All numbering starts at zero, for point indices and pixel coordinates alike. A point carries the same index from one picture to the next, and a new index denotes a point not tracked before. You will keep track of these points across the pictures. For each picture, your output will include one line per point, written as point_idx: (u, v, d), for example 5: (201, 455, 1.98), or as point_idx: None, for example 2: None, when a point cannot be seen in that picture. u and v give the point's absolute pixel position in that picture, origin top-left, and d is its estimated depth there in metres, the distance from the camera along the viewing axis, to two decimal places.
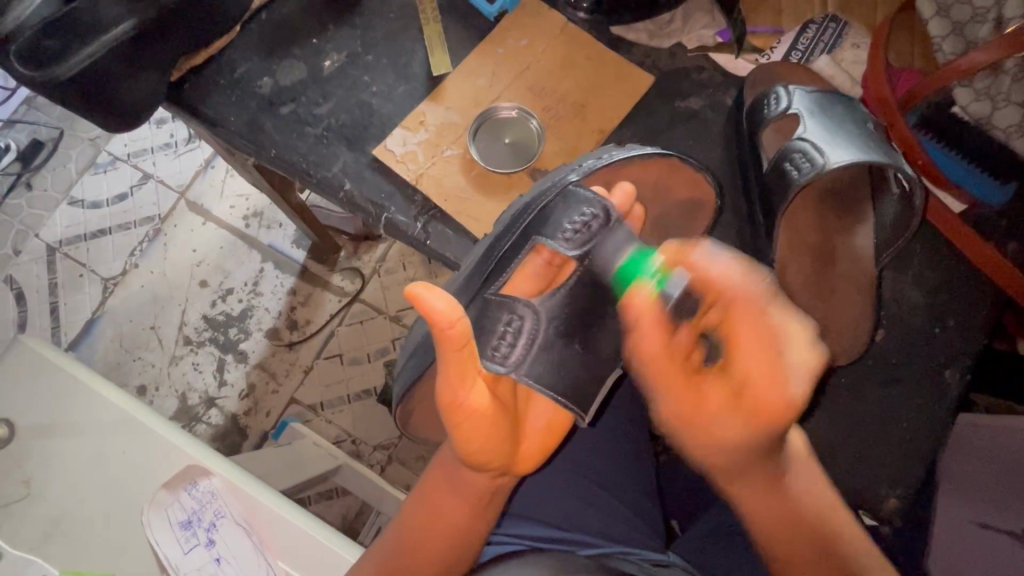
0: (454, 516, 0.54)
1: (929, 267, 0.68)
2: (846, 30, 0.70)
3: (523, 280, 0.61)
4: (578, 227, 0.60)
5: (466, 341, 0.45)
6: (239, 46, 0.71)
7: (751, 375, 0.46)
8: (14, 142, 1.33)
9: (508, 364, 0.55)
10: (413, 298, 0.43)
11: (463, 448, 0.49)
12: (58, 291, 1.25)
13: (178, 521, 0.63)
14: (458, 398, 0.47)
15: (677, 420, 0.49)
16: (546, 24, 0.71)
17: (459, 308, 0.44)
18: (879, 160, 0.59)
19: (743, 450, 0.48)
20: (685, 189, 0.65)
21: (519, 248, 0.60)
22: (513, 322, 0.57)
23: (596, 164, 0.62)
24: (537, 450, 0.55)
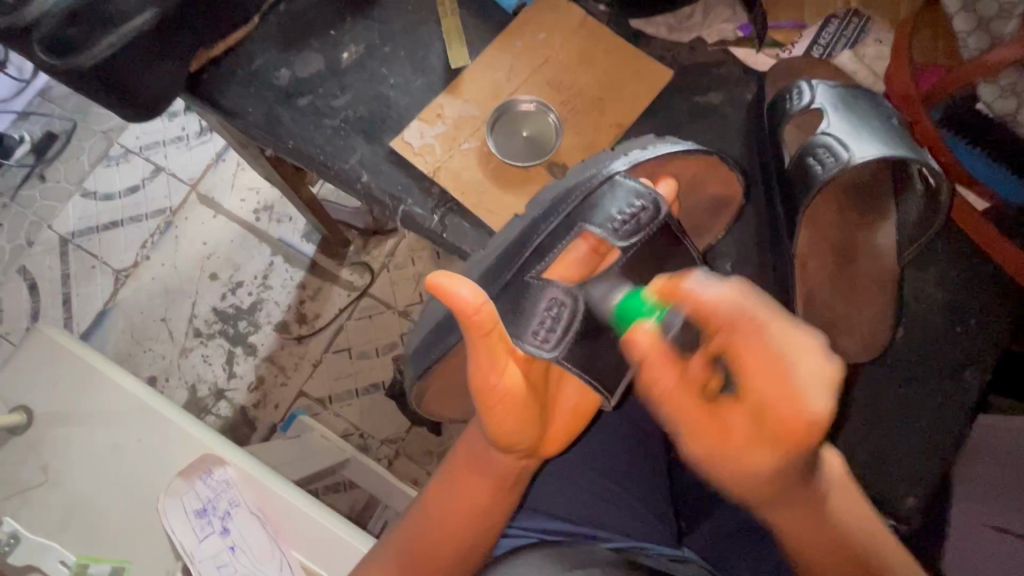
0: (478, 499, 0.55)
1: (950, 266, 0.67)
2: (868, 25, 0.70)
3: (566, 266, 0.59)
4: (626, 218, 0.59)
5: (494, 327, 0.46)
6: (257, 37, 0.71)
7: (768, 401, 0.42)
8: (29, 134, 1.34)
9: (549, 349, 0.55)
10: (436, 287, 0.43)
11: (492, 429, 0.50)
12: (71, 282, 1.26)
13: (193, 509, 0.61)
14: (489, 382, 0.48)
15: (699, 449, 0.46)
16: (565, 18, 0.71)
17: (485, 295, 0.45)
18: (906, 156, 0.58)
19: (774, 476, 0.44)
20: (718, 186, 0.65)
21: (563, 232, 0.59)
22: (554, 306, 0.56)
23: (643, 155, 0.61)
24: (564, 432, 0.57)
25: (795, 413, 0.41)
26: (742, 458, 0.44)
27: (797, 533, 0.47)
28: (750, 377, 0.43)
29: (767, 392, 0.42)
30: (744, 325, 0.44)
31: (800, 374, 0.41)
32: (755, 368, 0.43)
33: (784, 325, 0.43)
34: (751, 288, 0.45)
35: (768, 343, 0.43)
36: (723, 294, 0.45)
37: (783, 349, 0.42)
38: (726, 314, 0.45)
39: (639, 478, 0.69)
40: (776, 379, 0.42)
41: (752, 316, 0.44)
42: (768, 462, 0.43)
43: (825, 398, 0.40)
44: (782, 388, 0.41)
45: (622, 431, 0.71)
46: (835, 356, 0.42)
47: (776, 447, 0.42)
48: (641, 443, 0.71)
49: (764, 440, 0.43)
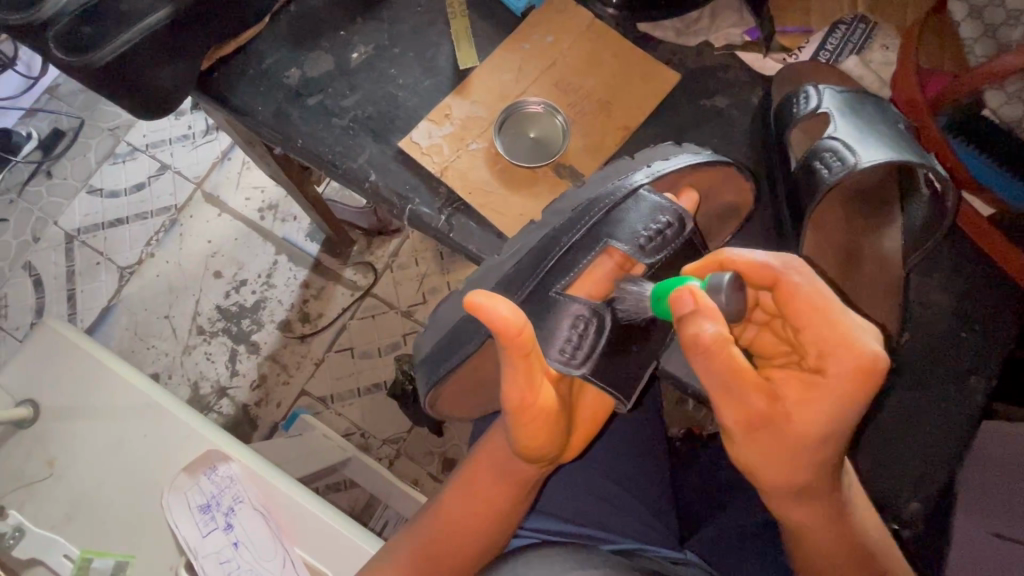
0: (499, 502, 0.55)
1: (955, 272, 0.67)
2: (875, 31, 0.70)
3: (591, 280, 0.59)
4: (651, 234, 0.59)
5: (530, 346, 0.45)
6: (267, 37, 0.72)
7: (825, 353, 0.41)
8: (36, 131, 1.35)
9: (575, 367, 0.55)
10: (474, 309, 0.43)
11: (522, 442, 0.50)
12: (76, 279, 1.27)
13: (197, 505, 0.63)
14: (520, 394, 0.47)
15: (752, 418, 0.43)
16: (572, 20, 0.71)
17: (523, 313, 0.44)
18: (912, 161, 0.59)
19: (827, 436, 0.42)
20: (732, 194, 0.64)
21: (587, 247, 0.60)
22: (579, 324, 0.57)
23: (664, 167, 0.61)
24: (583, 442, 0.57)
25: (849, 359, 0.40)
26: (795, 418, 0.42)
27: (816, 523, 0.47)
28: (807, 329, 0.42)
29: (826, 343, 0.41)
30: (799, 280, 0.43)
31: (851, 322, 0.41)
32: (809, 321, 0.42)
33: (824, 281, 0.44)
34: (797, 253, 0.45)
35: (819, 293, 0.42)
36: (773, 256, 0.44)
37: (831, 308, 0.42)
38: (779, 273, 0.43)
39: (642, 480, 0.69)
40: (833, 335, 0.41)
41: (806, 272, 0.43)
42: (824, 421, 0.41)
43: (878, 344, 0.40)
44: (835, 339, 0.41)
45: (624, 432, 0.71)
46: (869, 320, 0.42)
47: (837, 400, 0.41)
48: (644, 444, 0.71)
49: (821, 395, 0.41)
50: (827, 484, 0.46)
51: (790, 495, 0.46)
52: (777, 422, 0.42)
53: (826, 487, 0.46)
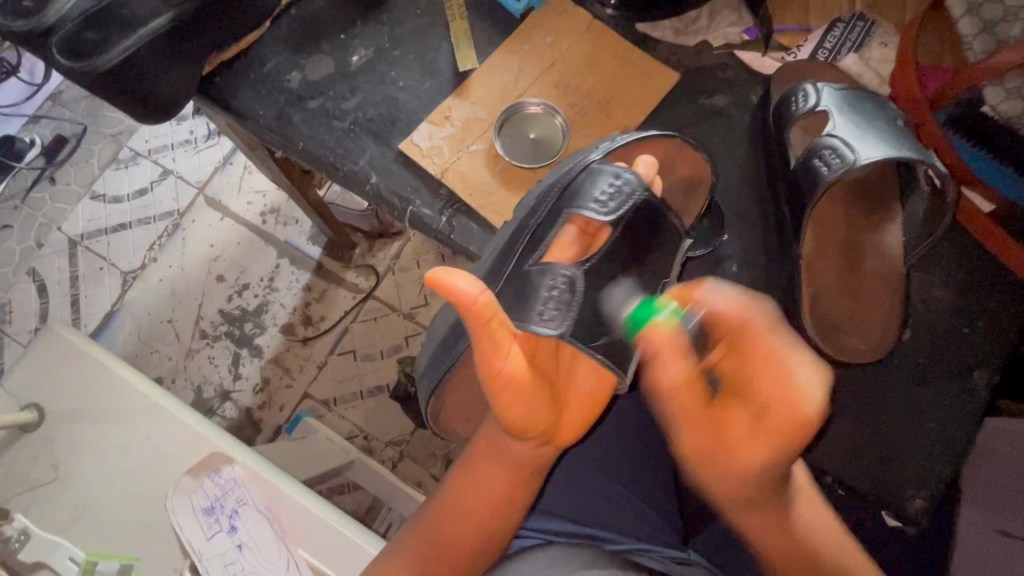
0: (496, 490, 0.55)
1: (956, 268, 0.67)
2: (873, 29, 0.70)
3: (561, 249, 0.61)
4: (610, 196, 0.60)
5: (496, 318, 0.46)
6: (268, 40, 0.72)
7: (768, 402, 0.46)
8: (40, 137, 1.36)
9: (554, 326, 0.55)
10: (434, 282, 0.44)
11: (503, 417, 0.50)
12: (79, 284, 1.27)
13: (201, 508, 0.63)
14: (496, 368, 0.48)
15: (702, 448, 0.49)
16: (571, 21, 0.71)
17: (483, 286, 0.45)
18: (911, 158, 0.59)
19: (768, 474, 0.47)
20: (688, 168, 0.65)
21: (552, 221, 0.61)
22: (558, 286, 0.57)
23: (613, 145, 0.62)
24: (579, 417, 0.57)
25: (785, 410, 0.45)
26: (739, 456, 0.47)
27: (770, 542, 0.50)
28: (760, 379, 0.47)
29: (768, 392, 0.46)
30: (758, 329, 0.48)
31: (792, 378, 0.45)
32: (760, 371, 0.47)
33: (791, 336, 0.48)
34: (764, 301, 0.50)
35: (767, 346, 0.47)
36: (735, 304, 0.50)
37: (783, 363, 0.46)
38: (740, 315, 0.49)
39: (645, 480, 0.69)
40: (778, 384, 0.46)
41: (765, 313, 0.49)
42: (763, 463, 0.46)
43: (818, 401, 0.44)
44: (781, 394, 0.45)
45: (626, 431, 0.71)
46: (827, 367, 0.46)
47: (772, 447, 0.46)
48: (646, 443, 0.72)
49: (764, 439, 0.46)
50: (776, 503, 0.49)
51: (742, 505, 0.49)
52: (723, 457, 0.48)
53: (774, 506, 0.49)
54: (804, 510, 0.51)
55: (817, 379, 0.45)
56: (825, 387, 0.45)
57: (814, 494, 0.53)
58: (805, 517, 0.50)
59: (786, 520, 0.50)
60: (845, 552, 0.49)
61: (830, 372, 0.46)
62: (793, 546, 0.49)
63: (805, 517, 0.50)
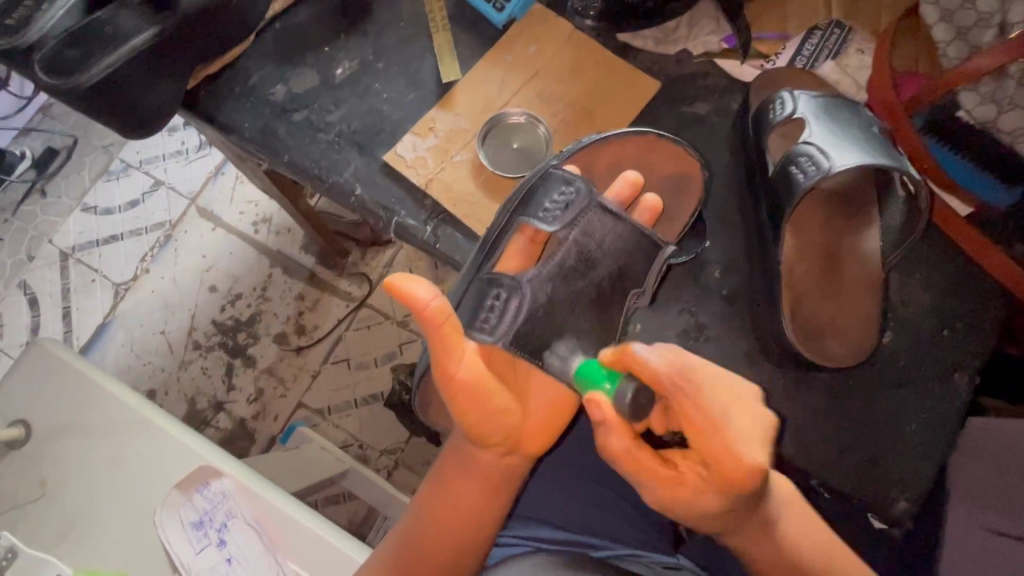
0: (470, 499, 0.55)
1: (935, 270, 0.68)
2: (850, 37, 0.71)
3: (509, 259, 0.62)
4: (559, 205, 0.61)
5: (449, 324, 0.47)
6: (253, 54, 0.73)
7: (716, 457, 0.46)
8: (30, 150, 1.36)
9: (493, 336, 0.56)
10: (392, 289, 0.44)
11: (463, 422, 0.51)
12: (71, 297, 1.27)
13: (189, 521, 0.64)
14: (450, 372, 0.49)
15: (663, 502, 0.48)
16: (553, 32, 0.72)
17: (439, 292, 0.46)
18: (886, 164, 0.60)
19: (727, 510, 0.47)
20: (669, 163, 0.67)
21: (504, 228, 0.62)
22: (502, 296, 0.58)
23: (574, 148, 0.64)
24: (543, 427, 0.58)
25: (734, 460, 0.45)
26: (694, 501, 0.47)
27: (765, 557, 0.51)
28: (705, 439, 0.46)
29: (711, 448, 0.46)
30: (700, 392, 0.47)
31: (728, 429, 0.46)
32: (703, 432, 0.46)
33: (727, 383, 0.49)
34: (686, 354, 0.49)
35: (704, 399, 0.47)
36: (665, 362, 0.47)
37: (717, 423, 0.46)
38: (671, 379, 0.47)
39: (635, 486, 0.69)
40: (722, 442, 0.46)
41: (693, 380, 0.47)
42: (716, 506, 0.47)
43: (757, 451, 0.46)
44: (722, 442, 0.46)
45: None
46: (766, 407, 0.50)
47: (720, 492, 0.46)
48: None
49: (711, 486, 0.46)
50: (754, 514, 0.50)
51: (719, 530, 0.51)
52: (678, 509, 0.48)
53: (752, 522, 0.50)
54: (790, 526, 0.51)
55: (758, 424, 0.48)
56: (763, 427, 0.48)
57: (805, 506, 0.53)
58: (788, 532, 0.51)
59: (768, 526, 0.51)
60: (826, 561, 0.50)
61: (774, 418, 0.49)
62: (785, 557, 0.50)
63: (789, 530, 0.51)
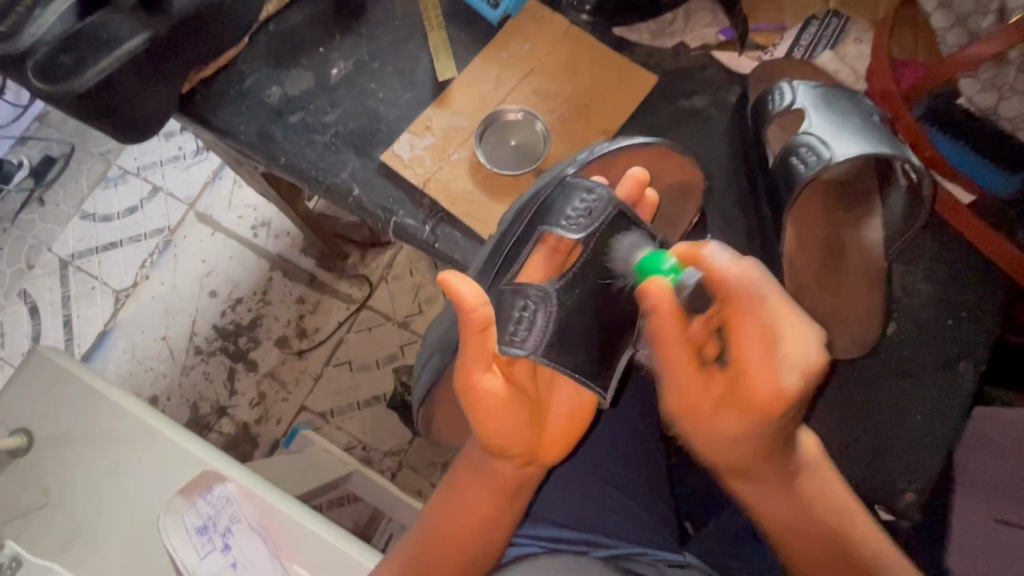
0: (481, 507, 0.55)
1: (938, 260, 0.67)
2: (847, 26, 0.70)
3: (533, 270, 0.62)
4: (581, 212, 0.60)
5: (487, 330, 0.47)
6: (247, 57, 0.73)
7: (748, 370, 0.43)
8: (27, 158, 1.36)
9: (528, 348, 0.56)
10: (446, 283, 0.45)
11: (482, 431, 0.50)
12: (71, 304, 1.27)
13: (194, 526, 0.62)
14: (475, 380, 0.48)
15: (685, 409, 0.47)
16: (548, 27, 0.72)
17: (485, 296, 0.46)
18: (887, 153, 0.60)
19: (748, 437, 0.46)
20: (678, 172, 0.66)
21: (526, 238, 0.61)
22: (529, 307, 0.58)
23: (589, 157, 0.63)
24: (564, 438, 0.56)
25: (769, 385, 0.42)
26: (713, 425, 0.47)
27: (764, 504, 0.51)
28: (745, 350, 0.43)
29: (750, 362, 0.43)
30: (750, 320, 0.43)
31: (787, 355, 0.42)
32: (747, 340, 0.43)
33: (788, 301, 0.44)
34: (760, 269, 0.44)
35: (768, 313, 0.43)
36: (734, 265, 0.44)
37: (774, 324, 0.43)
38: (735, 280, 0.43)
39: (639, 482, 0.69)
40: (759, 355, 0.43)
41: (765, 288, 0.43)
42: (737, 429, 0.45)
43: (798, 376, 0.42)
44: (765, 359, 0.43)
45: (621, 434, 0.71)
46: (826, 352, 0.43)
47: (748, 415, 0.44)
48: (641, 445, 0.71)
49: (733, 406, 0.45)
50: (772, 467, 0.49)
51: (736, 473, 0.51)
52: (696, 420, 0.47)
53: (778, 465, 0.49)
54: (807, 483, 0.50)
55: (809, 355, 0.42)
56: (818, 358, 0.42)
57: (825, 465, 0.52)
58: (807, 487, 0.50)
59: (788, 474, 0.50)
60: (844, 506, 0.50)
61: (828, 361, 0.42)
62: (799, 520, 0.50)
63: (806, 486, 0.50)
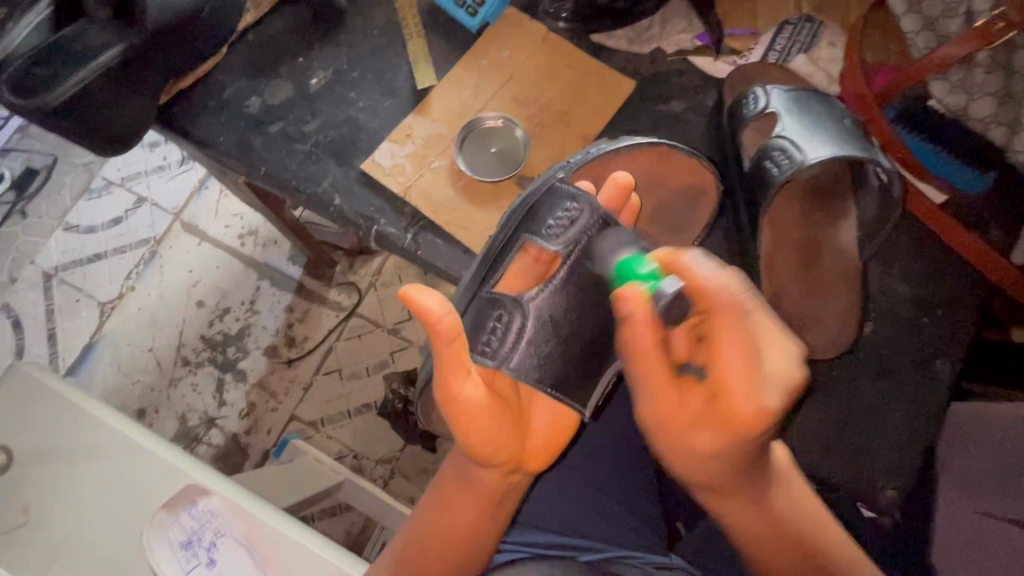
0: (468, 520, 0.54)
1: (913, 259, 0.69)
2: (821, 30, 0.72)
3: (514, 280, 0.61)
4: (563, 223, 0.59)
5: (457, 340, 0.46)
6: (226, 68, 0.72)
7: (727, 389, 0.42)
8: (9, 170, 1.34)
9: (497, 359, 0.55)
10: (406, 298, 0.44)
11: (465, 441, 0.49)
12: (55, 317, 1.25)
13: (178, 542, 0.61)
14: (453, 391, 0.48)
15: (653, 420, 0.46)
16: (526, 35, 0.72)
17: (452, 307, 0.45)
18: (858, 155, 0.61)
19: (719, 455, 0.45)
20: (681, 176, 0.66)
21: (510, 247, 0.61)
22: (504, 318, 0.57)
23: (583, 159, 0.63)
24: (545, 445, 0.56)
25: (747, 405, 0.41)
26: (685, 440, 0.45)
27: (736, 517, 0.50)
28: (723, 367, 0.41)
29: (729, 380, 0.41)
30: (730, 324, 0.41)
31: (769, 373, 0.40)
32: (724, 354, 0.41)
33: (764, 312, 0.42)
34: (742, 278, 0.42)
35: (745, 337, 0.41)
36: (718, 277, 0.42)
37: (755, 342, 0.41)
38: (715, 294, 0.41)
39: (626, 484, 0.69)
40: (742, 375, 0.41)
41: (738, 300, 0.41)
42: (710, 446, 0.44)
43: (778, 398, 0.40)
44: (746, 380, 0.41)
45: (608, 436, 0.71)
46: (803, 369, 0.41)
47: (722, 433, 0.43)
48: (628, 447, 0.72)
49: (712, 422, 0.43)
50: (748, 485, 0.48)
51: (705, 489, 0.49)
52: (670, 436, 0.46)
53: (746, 490, 0.49)
54: (783, 501, 0.50)
55: (789, 377, 0.41)
56: (797, 378, 0.41)
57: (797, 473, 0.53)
58: (778, 500, 0.50)
59: (761, 495, 0.50)
60: (818, 527, 0.50)
61: (801, 379, 0.40)
62: (779, 528, 0.50)
63: (779, 504, 0.50)
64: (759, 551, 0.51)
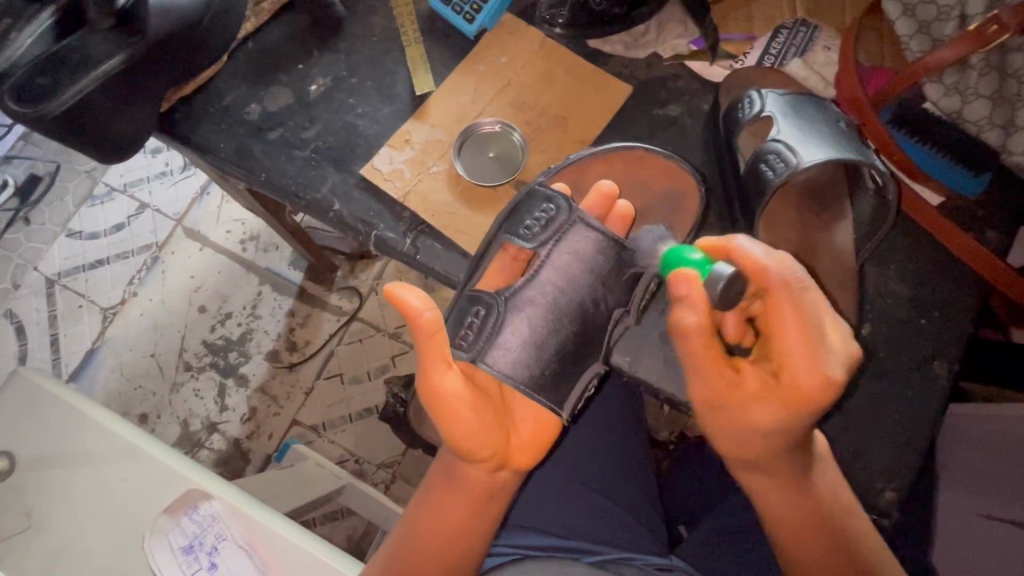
0: (456, 518, 0.54)
1: (909, 261, 0.69)
2: (816, 34, 0.72)
3: (494, 279, 0.62)
4: (539, 221, 0.60)
5: (438, 334, 0.47)
6: (225, 76, 0.73)
7: (791, 363, 0.45)
8: (12, 177, 1.35)
9: (472, 353, 0.56)
10: (388, 294, 0.45)
11: (448, 433, 0.50)
12: (58, 323, 1.26)
13: (179, 546, 0.63)
14: (434, 383, 0.49)
15: (711, 400, 0.48)
16: (523, 41, 0.73)
17: (434, 304, 0.47)
18: (854, 159, 0.61)
19: (776, 433, 0.47)
20: (661, 179, 0.67)
21: (490, 246, 0.63)
22: (480, 314, 0.57)
23: (562, 164, 0.66)
24: (527, 444, 0.56)
25: (808, 378, 0.45)
26: (745, 417, 0.47)
27: (772, 497, 0.52)
28: (786, 342, 0.46)
29: (793, 355, 0.45)
30: (788, 303, 0.45)
31: (830, 347, 0.45)
32: (787, 330, 0.45)
33: (819, 292, 0.47)
34: (794, 259, 0.47)
35: (802, 311, 0.45)
36: (775, 260, 0.46)
37: (817, 320, 0.45)
38: (784, 278, 0.46)
39: (626, 486, 0.69)
40: (805, 347, 0.45)
41: (801, 281, 0.46)
42: (769, 421, 0.47)
43: (841, 368, 0.44)
44: (807, 355, 0.45)
45: (608, 439, 0.71)
46: (853, 344, 0.46)
47: (784, 406, 0.46)
48: (628, 450, 0.72)
49: (776, 398, 0.46)
50: (786, 467, 0.50)
51: (746, 465, 0.51)
52: (731, 410, 0.48)
53: (786, 469, 0.50)
54: (823, 482, 0.52)
55: (847, 352, 0.46)
56: (847, 356, 0.46)
57: (831, 463, 0.54)
58: (821, 485, 0.52)
59: (800, 480, 0.51)
60: (843, 511, 0.52)
61: (858, 354, 0.46)
62: (810, 507, 0.51)
63: (819, 485, 0.52)
64: (791, 541, 0.52)
